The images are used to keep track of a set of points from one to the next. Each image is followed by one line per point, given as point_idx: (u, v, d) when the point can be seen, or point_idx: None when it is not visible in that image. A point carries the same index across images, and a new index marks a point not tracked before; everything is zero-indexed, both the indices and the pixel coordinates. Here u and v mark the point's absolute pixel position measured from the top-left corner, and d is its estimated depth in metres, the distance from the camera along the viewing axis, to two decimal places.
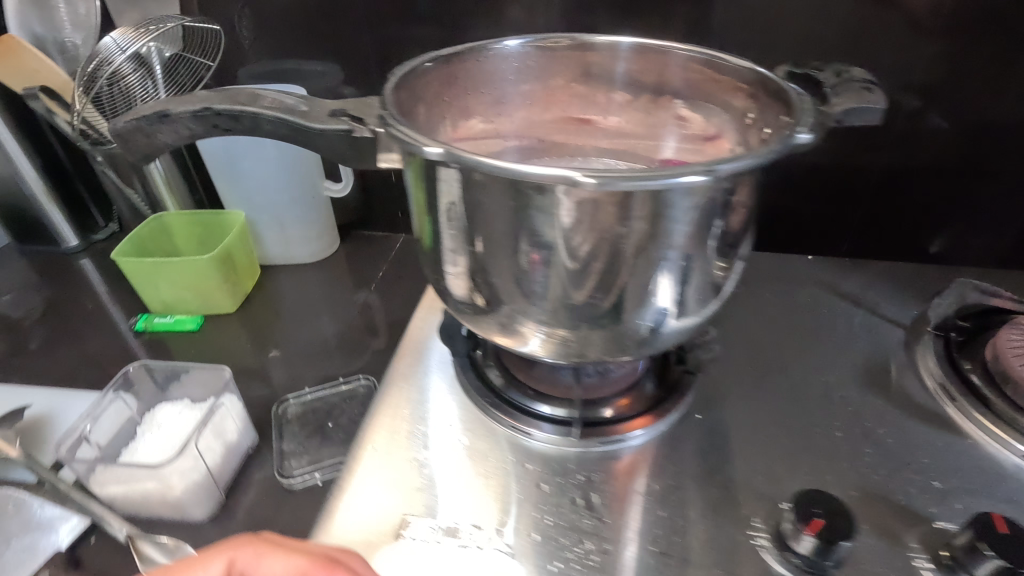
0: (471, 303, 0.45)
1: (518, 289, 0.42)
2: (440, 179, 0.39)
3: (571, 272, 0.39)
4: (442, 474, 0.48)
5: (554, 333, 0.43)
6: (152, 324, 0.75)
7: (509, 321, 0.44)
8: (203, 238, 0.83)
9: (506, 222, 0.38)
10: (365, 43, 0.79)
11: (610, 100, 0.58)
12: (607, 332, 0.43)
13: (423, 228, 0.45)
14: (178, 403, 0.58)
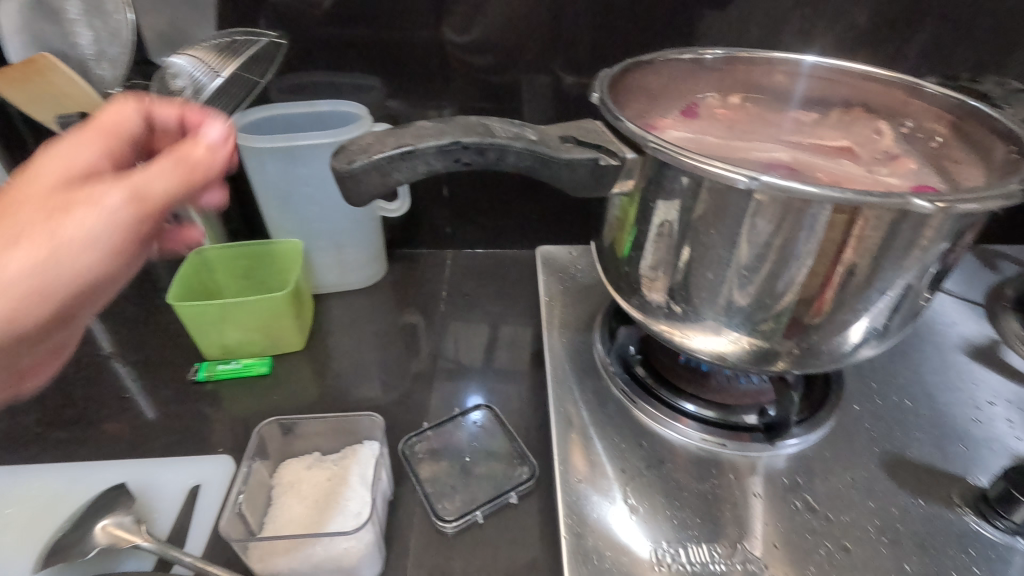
0: (664, 310, 0.48)
1: (723, 297, 0.44)
2: (660, 194, 0.43)
3: (792, 283, 0.42)
4: (648, 490, 0.46)
5: (750, 339, 0.46)
6: (215, 372, 0.68)
7: (705, 328, 0.47)
8: (252, 271, 0.76)
9: (731, 239, 0.41)
10: (425, 52, 0.73)
11: (786, 118, 0.58)
12: (803, 338, 0.45)
13: (620, 239, 0.49)
14: (308, 457, 0.54)
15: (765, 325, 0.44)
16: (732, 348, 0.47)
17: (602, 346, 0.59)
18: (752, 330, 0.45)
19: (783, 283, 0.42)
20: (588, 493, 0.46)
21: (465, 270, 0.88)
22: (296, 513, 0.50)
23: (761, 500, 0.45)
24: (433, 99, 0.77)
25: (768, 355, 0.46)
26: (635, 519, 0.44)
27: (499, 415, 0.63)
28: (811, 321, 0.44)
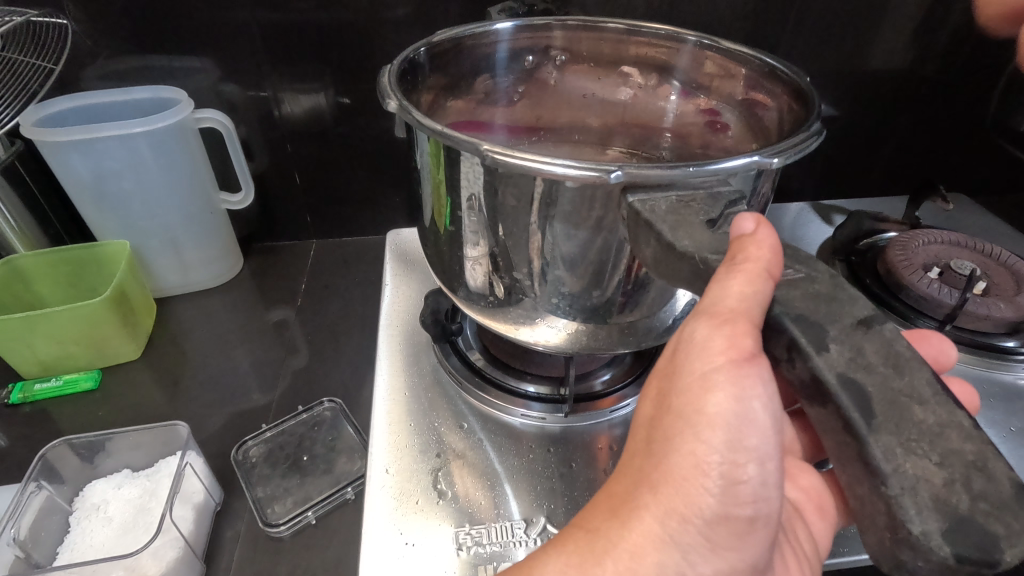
0: (488, 294, 0.42)
1: (532, 274, 0.38)
2: (460, 167, 0.36)
3: (610, 251, 0.35)
4: (466, 477, 0.45)
5: (571, 320, 0.40)
6: (31, 393, 0.63)
7: (524, 307, 0.41)
8: (77, 277, 0.69)
9: (529, 210, 0.35)
10: (245, 34, 0.68)
11: (604, 88, 0.57)
12: (625, 318, 0.40)
13: (438, 215, 0.41)
14: (114, 476, 0.50)
15: (594, 303, 0.39)
16: (561, 337, 0.42)
17: (438, 345, 0.55)
18: (573, 311, 0.39)
19: (593, 259, 0.36)
20: (400, 483, 0.44)
21: (331, 260, 0.85)
22: (93, 537, 0.45)
23: (576, 471, 0.45)
24: (269, 79, 0.72)
25: (590, 336, 0.41)
26: (446, 502, 0.43)
27: (345, 409, 0.60)
28: (634, 292, 0.38)
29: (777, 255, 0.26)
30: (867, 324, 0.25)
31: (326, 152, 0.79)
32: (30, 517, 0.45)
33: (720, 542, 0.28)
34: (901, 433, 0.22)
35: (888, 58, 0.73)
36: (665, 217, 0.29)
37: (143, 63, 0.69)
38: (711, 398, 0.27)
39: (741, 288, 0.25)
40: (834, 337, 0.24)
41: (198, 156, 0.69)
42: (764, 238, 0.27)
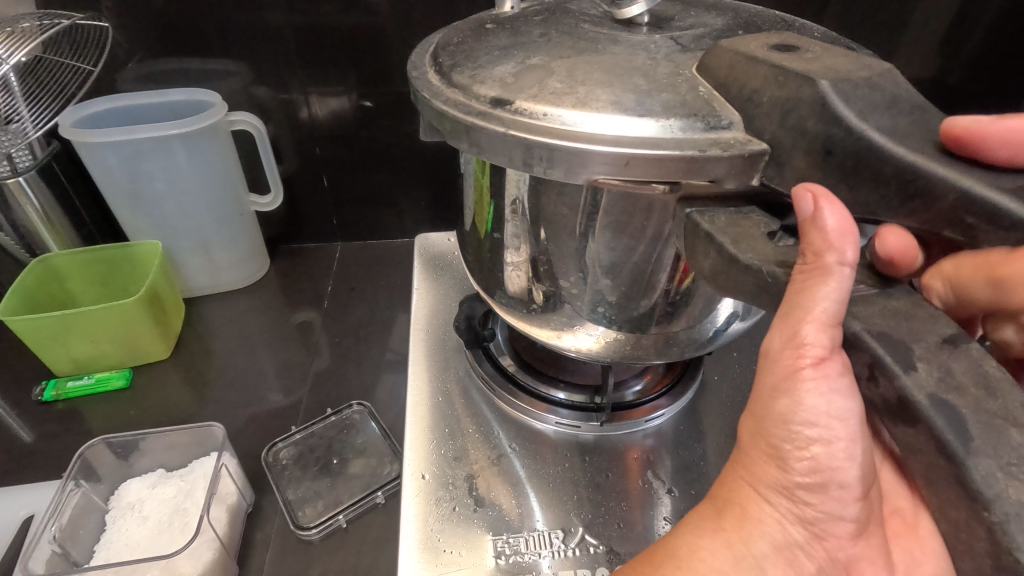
0: (527, 300, 0.42)
1: (576, 281, 0.38)
2: (506, 175, 0.36)
3: (654, 260, 0.35)
4: (502, 487, 0.44)
5: (611, 329, 0.40)
6: (65, 390, 0.63)
7: (565, 314, 0.40)
8: (110, 276, 0.70)
9: (574, 216, 0.34)
10: (277, 38, 0.69)
11: None
12: (668, 328, 0.39)
13: (479, 219, 0.41)
14: (148, 476, 0.50)
15: (636, 313, 0.38)
16: (598, 345, 0.41)
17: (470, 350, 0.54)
18: (615, 319, 0.39)
19: (640, 267, 0.36)
20: (435, 490, 0.44)
21: (355, 263, 0.85)
22: (130, 536, 0.46)
23: (611, 482, 0.45)
24: (299, 82, 0.72)
25: (630, 345, 0.41)
26: (481, 511, 0.43)
27: (374, 412, 0.60)
28: (678, 302, 0.38)
29: (848, 238, 0.24)
30: (953, 342, 0.23)
31: (352, 155, 0.79)
32: (68, 515, 0.45)
33: (814, 506, 0.29)
34: (1001, 457, 0.21)
35: (920, 68, 0.71)
36: (726, 229, 0.28)
37: (177, 66, 0.70)
38: (804, 399, 0.27)
39: (835, 291, 0.24)
40: (920, 356, 0.23)
41: (230, 158, 0.70)
42: (835, 220, 0.24)
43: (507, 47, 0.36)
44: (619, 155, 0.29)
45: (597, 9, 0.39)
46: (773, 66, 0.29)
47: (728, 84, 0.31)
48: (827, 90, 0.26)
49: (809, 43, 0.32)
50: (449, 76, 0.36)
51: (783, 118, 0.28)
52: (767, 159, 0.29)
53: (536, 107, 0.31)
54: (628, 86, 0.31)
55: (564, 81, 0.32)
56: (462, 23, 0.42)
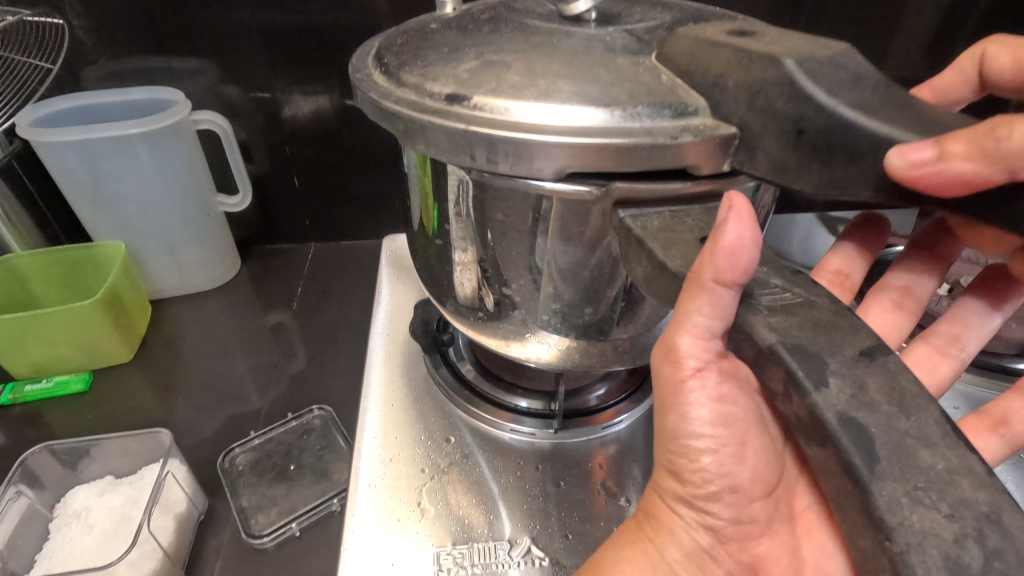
0: (475, 304, 0.41)
1: (520, 290, 0.37)
2: (447, 175, 0.35)
3: (599, 266, 0.34)
4: (452, 496, 0.43)
5: (560, 336, 0.39)
6: (22, 394, 0.62)
7: (515, 324, 0.40)
8: (73, 278, 0.69)
9: (515, 219, 0.33)
10: (240, 34, 0.67)
11: None
12: (617, 333, 0.38)
13: (426, 221, 0.40)
14: (97, 483, 0.49)
15: (584, 319, 0.37)
16: (552, 354, 0.40)
17: (428, 355, 0.53)
18: (564, 326, 0.38)
19: (585, 270, 0.34)
20: (383, 498, 0.43)
21: (328, 264, 0.84)
22: (73, 545, 0.45)
23: (565, 491, 0.44)
24: (265, 80, 0.71)
25: (582, 353, 0.40)
26: (429, 520, 0.42)
27: (335, 416, 0.59)
28: (626, 308, 0.37)
29: (737, 260, 0.23)
30: (869, 357, 0.23)
31: (322, 154, 0.78)
32: (9, 525, 0.44)
33: (714, 514, 0.31)
34: (907, 483, 0.21)
35: (900, 64, 0.69)
36: (657, 236, 0.27)
37: (139, 62, 0.68)
38: (692, 410, 0.28)
39: (715, 309, 0.24)
40: (834, 371, 0.22)
41: (196, 158, 0.69)
42: (728, 237, 0.23)
43: (449, 46, 0.34)
44: (590, 147, 0.26)
45: (543, 7, 0.37)
46: (738, 47, 0.27)
47: (692, 69, 0.29)
48: (794, 68, 0.25)
49: (770, 29, 0.30)
50: (395, 77, 0.33)
51: (751, 99, 0.26)
52: (737, 142, 0.27)
53: (493, 101, 0.28)
54: (591, 76, 0.29)
55: (524, 75, 0.29)
56: (403, 27, 0.39)
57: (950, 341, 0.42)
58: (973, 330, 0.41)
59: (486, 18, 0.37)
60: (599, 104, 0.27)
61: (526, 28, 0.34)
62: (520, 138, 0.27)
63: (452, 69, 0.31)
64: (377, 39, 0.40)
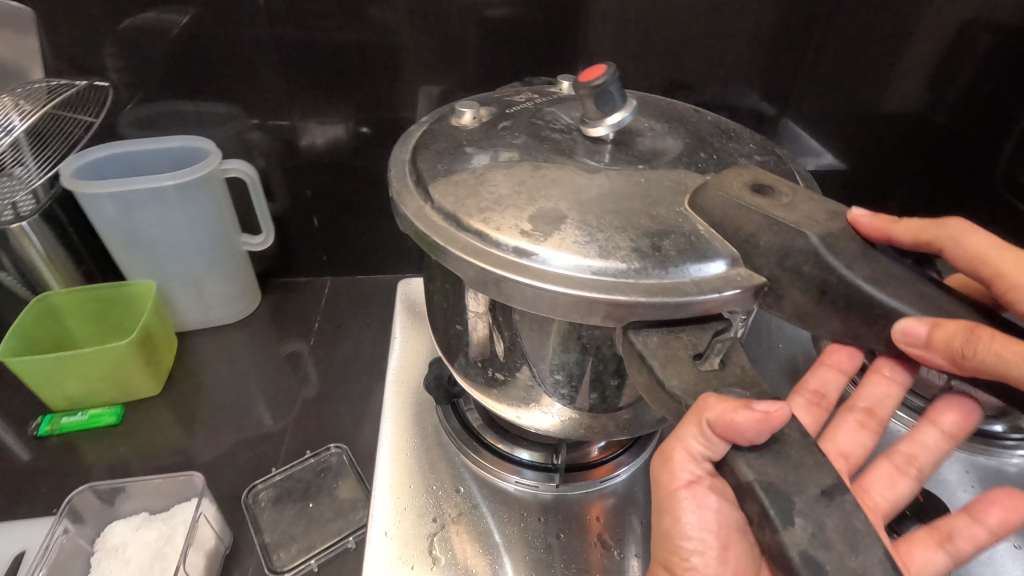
0: (486, 374, 0.45)
1: (528, 372, 0.42)
2: None
3: (600, 353, 0.39)
4: (462, 547, 0.47)
5: (563, 408, 0.43)
6: (59, 426, 0.67)
7: (522, 389, 0.43)
8: (106, 314, 0.73)
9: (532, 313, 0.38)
10: (268, 87, 0.72)
11: None
12: (616, 405, 0.42)
13: (441, 295, 0.44)
14: (133, 519, 0.53)
15: (584, 396, 0.41)
16: (553, 421, 0.44)
17: (440, 406, 0.58)
18: (568, 399, 0.42)
19: (583, 367, 0.40)
20: (397, 547, 0.47)
21: (343, 298, 0.88)
22: None
23: (564, 542, 0.48)
24: (289, 128, 0.75)
25: (583, 425, 0.44)
26: (440, 569, 0.46)
27: (351, 454, 0.63)
28: (623, 387, 0.41)
29: (733, 433, 0.27)
30: (828, 495, 0.26)
31: (342, 196, 0.82)
32: (55, 561, 0.48)
33: None
34: None
35: (894, 120, 0.72)
36: (656, 351, 0.31)
37: (173, 110, 0.73)
38: (682, 514, 0.32)
39: (704, 448, 0.28)
40: (799, 512, 0.25)
41: (223, 204, 0.73)
42: (735, 417, 0.26)
43: (478, 164, 0.39)
44: (605, 301, 0.31)
45: (561, 121, 0.43)
46: (767, 215, 0.33)
47: (725, 223, 0.34)
48: (818, 242, 0.32)
49: (776, 179, 0.36)
50: (438, 202, 0.37)
51: (781, 260, 0.33)
52: (767, 289, 0.34)
53: (522, 244, 0.33)
54: (616, 220, 0.34)
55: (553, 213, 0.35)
56: (429, 130, 0.45)
57: (905, 459, 0.44)
58: (927, 451, 0.44)
59: (518, 141, 0.40)
60: (620, 255, 0.33)
61: (546, 150, 0.39)
62: (539, 286, 0.32)
63: (489, 203, 0.36)
64: (404, 151, 0.44)
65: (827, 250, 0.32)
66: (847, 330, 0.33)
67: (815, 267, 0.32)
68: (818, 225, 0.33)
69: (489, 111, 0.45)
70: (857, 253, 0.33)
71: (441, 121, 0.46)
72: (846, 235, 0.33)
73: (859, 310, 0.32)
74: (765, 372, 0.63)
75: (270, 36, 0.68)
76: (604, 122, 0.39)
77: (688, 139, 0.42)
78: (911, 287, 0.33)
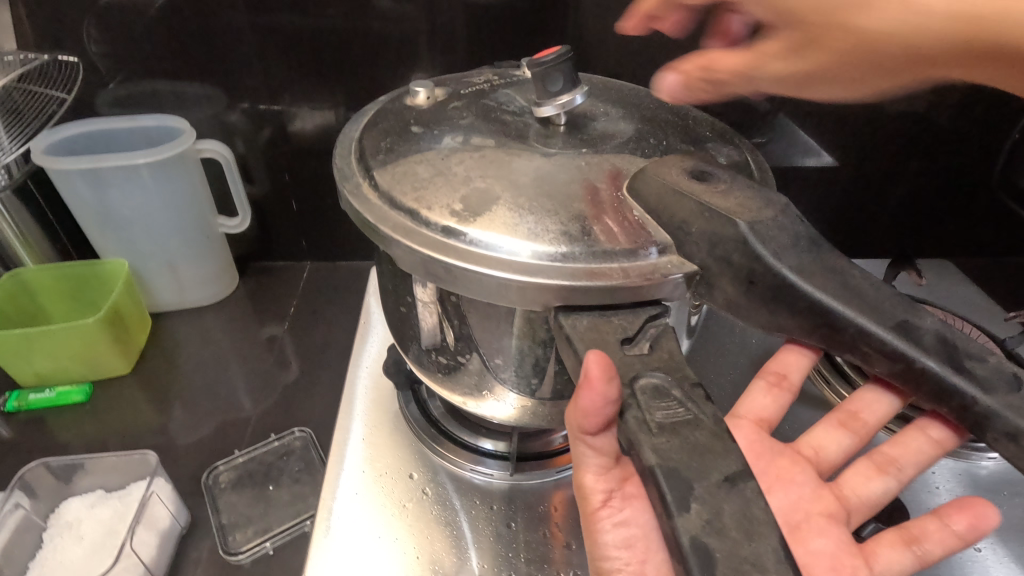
0: (436, 360, 0.44)
1: (476, 359, 0.41)
2: None
3: (544, 342, 0.38)
4: (410, 532, 0.47)
5: (511, 395, 0.42)
6: (26, 402, 0.67)
7: (473, 375, 0.42)
8: (78, 292, 0.73)
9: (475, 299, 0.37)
10: (240, 67, 0.71)
11: None
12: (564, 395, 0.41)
13: (392, 280, 0.43)
14: (89, 496, 0.53)
15: (531, 384, 0.41)
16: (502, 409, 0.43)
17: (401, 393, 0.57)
18: (516, 386, 0.41)
19: (528, 354, 0.39)
20: (344, 531, 0.47)
21: (322, 283, 0.87)
22: (63, 554, 0.49)
23: (517, 532, 0.47)
24: (263, 110, 0.74)
25: (532, 414, 0.43)
26: (386, 555, 0.45)
27: (315, 439, 0.63)
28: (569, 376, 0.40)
29: (596, 420, 0.28)
30: (731, 481, 0.25)
31: (318, 180, 0.81)
32: (5, 534, 0.48)
33: None
34: None
35: (885, 116, 0.69)
36: (583, 336, 0.31)
37: (147, 90, 0.72)
38: (601, 534, 0.32)
39: (601, 446, 0.30)
40: (696, 496, 0.25)
41: (196, 184, 0.73)
42: (583, 402, 0.27)
43: (437, 149, 0.39)
44: (530, 284, 0.32)
45: (514, 103, 0.44)
46: (700, 202, 0.32)
47: (660, 210, 0.34)
48: (747, 230, 0.31)
49: (719, 166, 0.36)
50: (383, 187, 0.38)
51: (711, 249, 0.32)
52: (700, 277, 0.33)
53: (452, 225, 0.34)
54: (548, 209, 0.34)
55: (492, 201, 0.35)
56: (382, 118, 0.44)
57: (883, 457, 0.42)
58: (908, 453, 0.41)
59: (464, 122, 0.41)
60: (551, 241, 0.33)
61: (504, 138, 0.40)
62: (469, 268, 0.33)
63: (428, 186, 0.37)
64: (355, 130, 0.45)
65: (765, 238, 0.31)
66: (789, 322, 0.32)
67: (751, 254, 0.31)
68: (759, 214, 0.32)
69: (446, 99, 0.44)
70: (798, 244, 0.32)
71: (397, 100, 0.46)
72: (788, 225, 0.32)
73: (798, 301, 0.31)
74: (734, 368, 0.62)
75: (244, 16, 0.67)
76: (554, 101, 0.40)
77: (646, 132, 0.41)
78: (854, 279, 0.32)
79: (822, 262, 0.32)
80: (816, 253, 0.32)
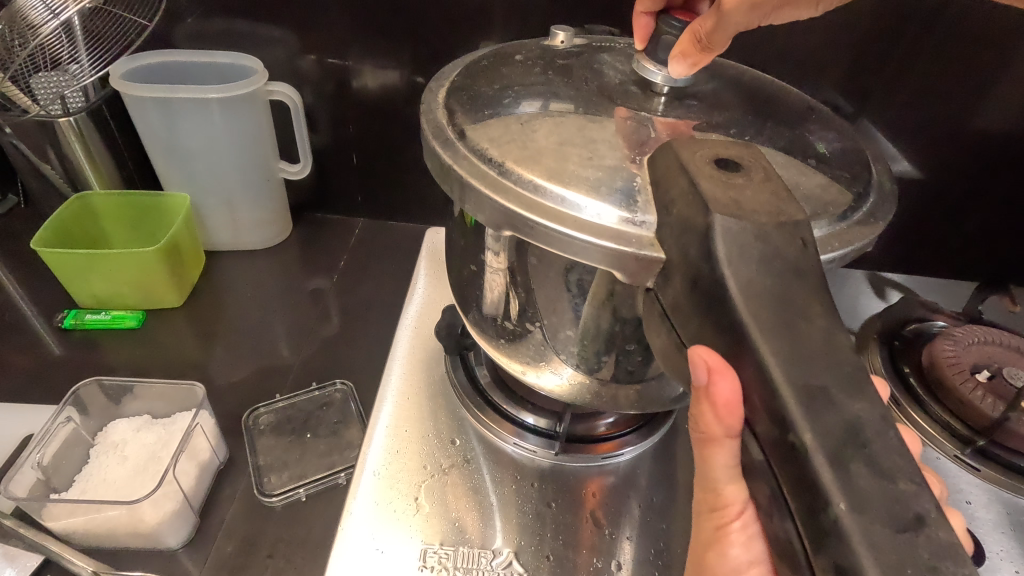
0: (500, 328, 0.42)
1: (541, 328, 0.39)
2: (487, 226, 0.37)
3: (616, 320, 0.36)
4: (449, 500, 0.46)
5: (577, 372, 0.40)
6: (82, 321, 0.69)
7: (533, 346, 0.40)
8: (139, 220, 0.74)
9: (546, 267, 0.36)
10: (317, 13, 0.69)
11: None
12: (627, 379, 0.39)
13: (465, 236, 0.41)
14: (135, 419, 0.54)
15: (596, 362, 0.39)
16: (563, 386, 0.41)
17: (448, 357, 0.56)
18: (579, 362, 0.39)
19: (598, 331, 0.37)
20: (385, 487, 0.46)
21: (372, 239, 0.86)
22: (107, 472, 0.50)
23: (554, 513, 0.46)
24: (334, 61, 0.73)
25: (592, 394, 0.41)
26: (418, 516, 0.44)
27: (355, 393, 0.63)
28: (637, 360, 0.38)
29: (737, 415, 0.26)
30: None
31: (381, 139, 0.79)
32: (55, 446, 0.50)
33: None
34: None
35: (992, 124, 0.62)
36: None
37: (222, 27, 0.71)
38: (727, 548, 0.28)
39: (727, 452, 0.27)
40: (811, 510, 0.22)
41: (262, 125, 0.72)
42: (723, 395, 0.25)
43: (523, 113, 0.37)
44: (614, 252, 0.30)
45: (613, 69, 0.41)
46: (692, 182, 0.29)
47: (659, 182, 0.31)
48: (715, 223, 0.26)
49: (757, 163, 0.31)
50: (469, 138, 0.36)
51: (678, 235, 0.28)
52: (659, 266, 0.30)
53: (540, 181, 0.32)
54: (636, 179, 0.32)
55: (581, 166, 0.33)
56: (473, 71, 0.42)
57: None
58: None
59: (558, 82, 0.39)
60: (626, 207, 0.31)
61: (600, 102, 0.37)
62: (555, 227, 0.31)
63: (510, 142, 0.34)
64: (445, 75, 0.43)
65: (731, 237, 0.26)
66: None
67: (706, 250, 0.26)
68: (746, 214, 0.27)
69: (541, 57, 0.42)
70: (768, 260, 0.26)
71: (498, 50, 0.44)
72: (770, 238, 0.26)
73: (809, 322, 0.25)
74: None
75: None
76: (661, 69, 0.38)
77: (752, 117, 0.39)
78: None
79: (826, 295, 0.26)
80: (818, 280, 0.26)
